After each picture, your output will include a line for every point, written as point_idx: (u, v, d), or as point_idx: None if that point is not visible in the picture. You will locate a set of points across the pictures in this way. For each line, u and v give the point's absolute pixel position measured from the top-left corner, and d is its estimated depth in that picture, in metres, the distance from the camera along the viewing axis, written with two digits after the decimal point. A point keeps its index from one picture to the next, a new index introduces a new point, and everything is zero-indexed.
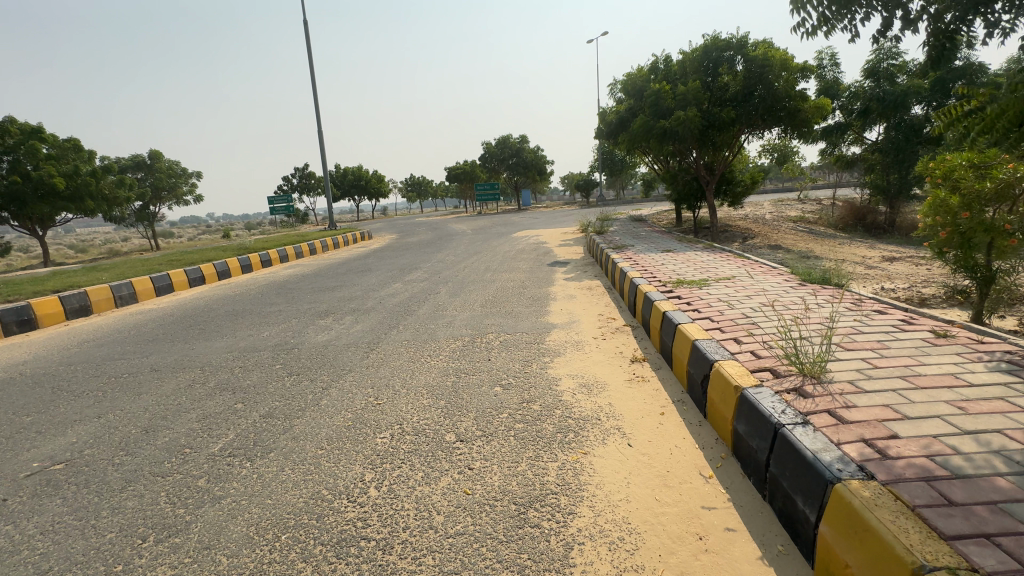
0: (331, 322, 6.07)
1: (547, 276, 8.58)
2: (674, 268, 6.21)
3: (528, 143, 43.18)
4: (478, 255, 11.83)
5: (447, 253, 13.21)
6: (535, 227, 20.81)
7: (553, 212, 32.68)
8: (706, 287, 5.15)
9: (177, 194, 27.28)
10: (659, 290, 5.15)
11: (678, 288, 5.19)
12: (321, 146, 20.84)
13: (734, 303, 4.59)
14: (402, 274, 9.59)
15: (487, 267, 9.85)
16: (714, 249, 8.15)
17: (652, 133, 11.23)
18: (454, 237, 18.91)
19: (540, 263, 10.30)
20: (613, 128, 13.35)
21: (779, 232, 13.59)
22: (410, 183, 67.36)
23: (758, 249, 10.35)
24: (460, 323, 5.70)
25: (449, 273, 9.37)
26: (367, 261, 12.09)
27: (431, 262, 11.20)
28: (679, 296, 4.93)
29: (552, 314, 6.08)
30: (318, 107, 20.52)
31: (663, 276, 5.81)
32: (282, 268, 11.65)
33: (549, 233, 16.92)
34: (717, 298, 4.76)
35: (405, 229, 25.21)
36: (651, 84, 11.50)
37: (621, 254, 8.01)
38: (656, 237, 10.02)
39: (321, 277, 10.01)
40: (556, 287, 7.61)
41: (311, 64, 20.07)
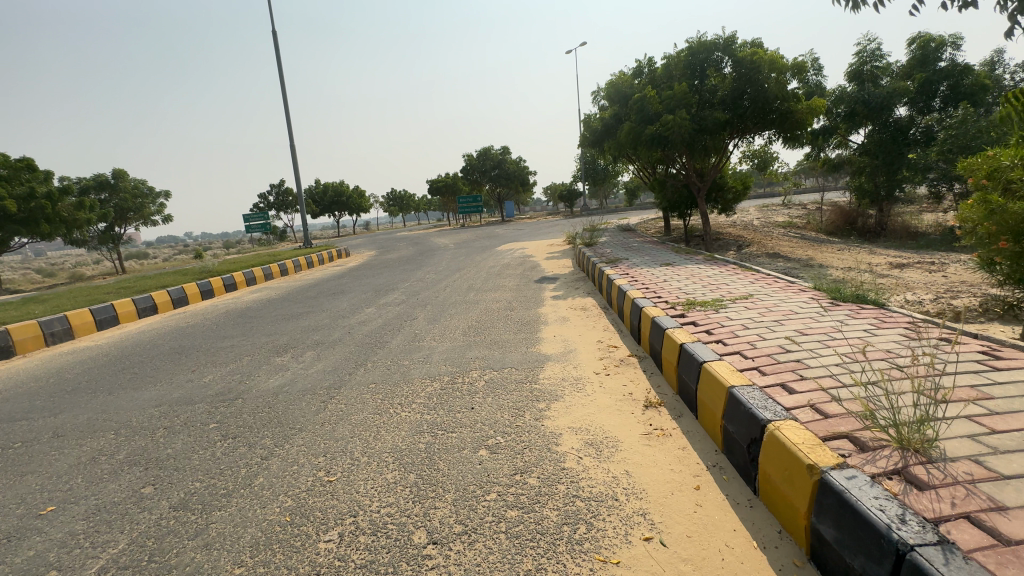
0: (288, 361, 5.21)
1: (536, 295, 7.85)
2: (680, 285, 5.52)
3: (509, 154, 42.73)
4: (461, 272, 11.05)
5: (427, 270, 12.41)
6: (520, 240, 20.14)
7: (538, 223, 32.09)
8: (722, 308, 4.46)
9: (143, 214, 25.95)
10: (668, 314, 4.44)
11: (690, 311, 4.49)
12: (294, 160, 19.90)
13: (760, 329, 3.90)
14: (377, 297, 8.79)
15: (470, 286, 9.10)
16: (716, 261, 7.52)
17: (640, 141, 10.56)
18: (436, 252, 18.11)
19: (526, 279, 9.59)
20: (598, 136, 12.69)
21: (773, 239, 13.13)
22: (392, 197, 66.44)
23: (757, 257, 9.80)
24: (438, 358, 4.91)
25: (429, 294, 8.61)
26: (341, 282, 11.22)
27: (410, 281, 10.39)
28: (694, 321, 4.22)
29: (544, 342, 5.32)
30: (289, 120, 19.62)
31: (669, 296, 5.10)
32: (247, 293, 10.70)
33: (535, 246, 16.23)
34: (739, 323, 4.07)
35: (385, 245, 24.28)
36: (636, 89, 10.83)
37: (615, 269, 7.31)
38: (651, 249, 9.35)
39: (287, 303, 9.09)
40: (546, 308, 6.87)
41: (281, 76, 19.22)
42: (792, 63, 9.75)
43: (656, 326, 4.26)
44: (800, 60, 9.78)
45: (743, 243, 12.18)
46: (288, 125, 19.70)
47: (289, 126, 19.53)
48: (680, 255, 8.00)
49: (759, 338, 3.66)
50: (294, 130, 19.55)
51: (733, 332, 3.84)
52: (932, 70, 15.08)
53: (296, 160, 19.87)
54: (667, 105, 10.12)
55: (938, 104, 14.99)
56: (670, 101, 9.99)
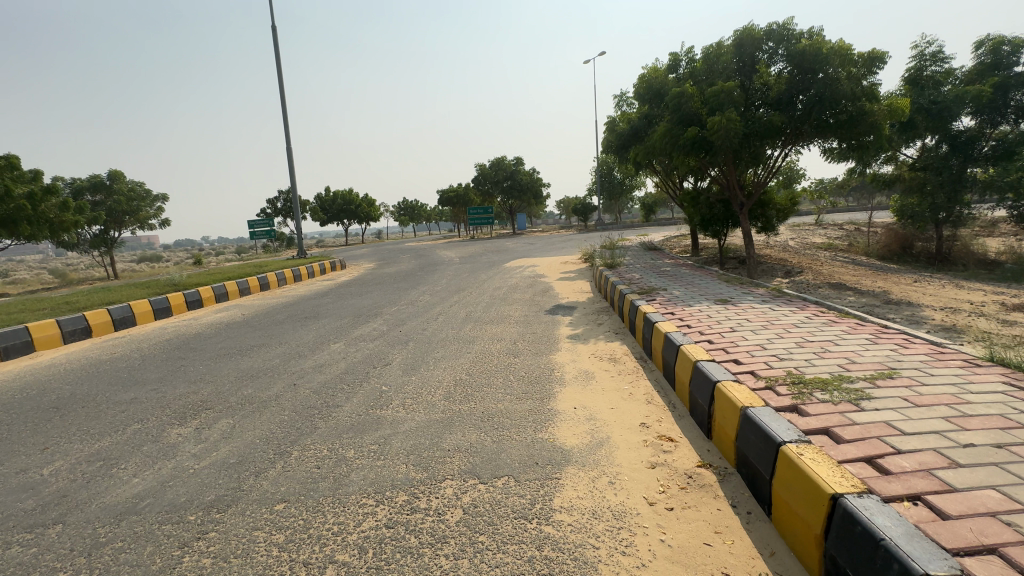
0: (185, 437, 3.57)
1: (548, 334, 6.15)
2: (762, 342, 3.78)
3: (523, 165, 41.38)
4: (460, 295, 9.42)
5: (423, 289, 10.80)
6: (531, 255, 18.49)
7: (551, 236, 30.51)
8: (865, 401, 2.71)
9: (139, 218, 24.99)
10: (769, 405, 2.73)
11: (810, 403, 2.74)
12: (290, 164, 18.53)
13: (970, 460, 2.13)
14: (354, 326, 7.16)
15: (467, 316, 7.45)
16: (785, 296, 5.77)
17: (677, 147, 8.80)
18: (439, 267, 16.57)
19: (537, 308, 7.92)
20: (625, 141, 10.96)
21: (824, 264, 11.33)
22: (404, 207, 65.45)
23: (820, 289, 8.05)
24: (398, 448, 3.22)
25: (417, 325, 6.99)
26: (322, 302, 9.66)
27: (398, 305, 8.78)
28: (829, 428, 2.48)
29: (559, 419, 3.61)
30: (287, 121, 18.27)
31: (755, 364, 3.35)
32: (210, 312, 9.18)
33: (547, 264, 14.58)
34: (916, 440, 2.31)
35: (386, 256, 22.76)
36: (672, 84, 9.08)
37: (652, 303, 5.60)
38: (690, 276, 7.58)
39: (246, 329, 7.50)
40: (562, 356, 5.16)
41: (279, 74, 17.93)
42: (867, 53, 7.91)
43: (756, 429, 2.54)
44: (878, 49, 7.83)
45: (792, 269, 10.41)
46: (285, 126, 18.36)
47: (286, 127, 18.19)
48: (733, 288, 6.26)
49: (995, 491, 1.90)
50: (290, 132, 18.19)
51: (920, 465, 2.08)
52: (1004, 77, 13.31)
53: (292, 164, 18.52)
54: (710, 105, 8.35)
55: (1010, 117, 13.29)
56: (715, 98, 8.21)
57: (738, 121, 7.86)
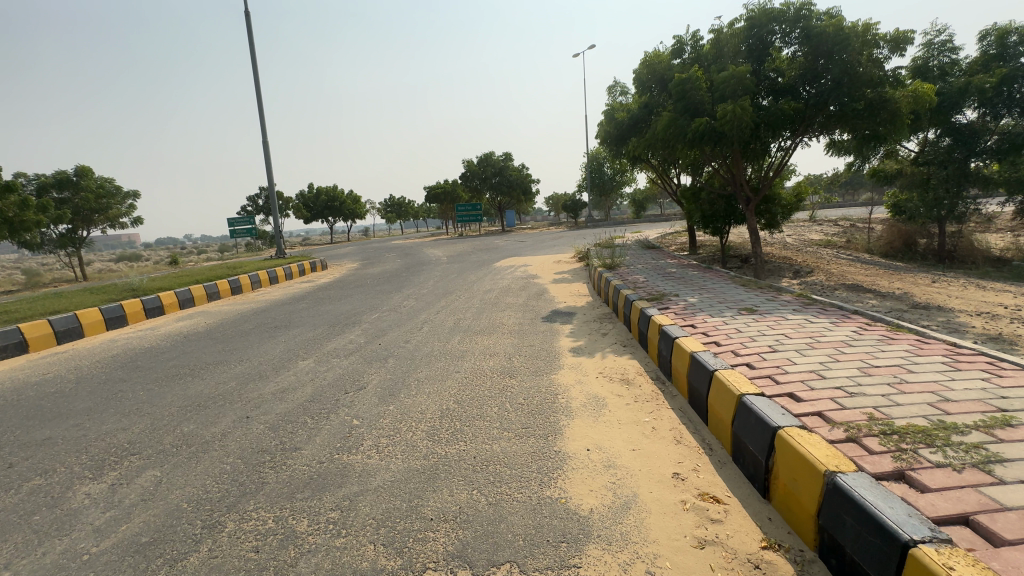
0: (91, 500, 2.78)
1: (546, 348, 5.44)
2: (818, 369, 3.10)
3: (513, 161, 40.58)
4: (449, 299, 8.67)
5: (409, 292, 10.03)
6: (522, 254, 17.73)
7: (542, 234, 29.83)
8: (992, 465, 2.03)
9: (110, 215, 23.77)
10: (865, 472, 2.04)
11: (917, 469, 2.06)
12: (267, 158, 17.51)
13: None
14: (327, 338, 6.37)
15: (455, 325, 6.71)
16: (815, 303, 5.13)
17: (683, 138, 8.10)
18: (426, 267, 15.78)
19: (532, 315, 7.21)
20: (624, 132, 10.23)
21: (831, 263, 10.80)
22: (392, 204, 64.18)
23: (837, 291, 7.47)
24: (364, 516, 2.49)
25: (399, 336, 6.23)
26: (296, 308, 8.84)
27: (380, 311, 8.01)
28: (963, 512, 1.79)
29: (570, 467, 2.90)
30: (263, 113, 17.22)
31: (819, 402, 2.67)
32: (171, 321, 8.32)
33: (540, 263, 13.88)
34: None
35: (371, 256, 21.84)
36: (677, 70, 8.40)
37: (667, 313, 4.92)
38: (701, 279, 6.92)
39: (206, 343, 6.64)
40: (565, 376, 4.47)
41: (254, 63, 16.88)
42: (890, 35, 7.30)
43: (859, 513, 1.84)
44: (903, 30, 7.22)
45: (801, 268, 9.82)
46: (261, 118, 17.32)
47: (262, 119, 17.15)
48: (754, 294, 5.61)
49: None
50: (266, 124, 17.15)
51: None
52: (1013, 66, 12.83)
53: (269, 158, 17.50)
54: (718, 92, 7.69)
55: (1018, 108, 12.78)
56: (726, 84, 7.53)
57: (751, 109, 7.19)
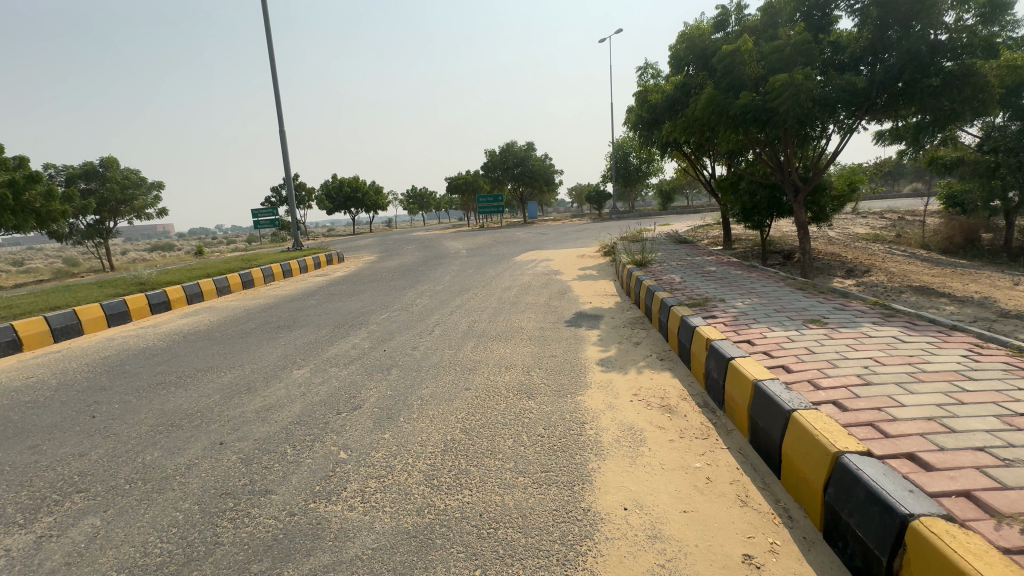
0: (7, 560, 2.25)
1: (569, 360, 4.75)
2: (939, 413, 2.33)
3: (535, 151, 39.65)
4: (463, 298, 8.06)
5: (423, 289, 9.46)
6: (544, 247, 17.01)
7: (564, 226, 29.03)
8: None
9: (135, 207, 24.05)
10: None
11: None
12: (284, 148, 17.15)
13: None
14: (330, 342, 5.82)
15: (469, 329, 6.07)
16: (894, 311, 4.28)
17: (728, 119, 7.21)
18: (444, 260, 15.23)
19: (555, 318, 6.51)
20: (658, 115, 9.34)
21: (886, 260, 9.76)
22: (413, 195, 64.05)
23: (904, 294, 6.54)
24: None
25: (406, 341, 5.65)
26: (304, 306, 8.38)
27: (390, 310, 7.46)
28: None
29: (602, 535, 2.23)
30: (279, 101, 16.83)
31: (959, 469, 1.92)
32: (175, 318, 7.96)
33: (563, 258, 13.14)
34: None
35: (389, 248, 21.41)
36: (721, 43, 7.51)
37: (714, 323, 4.17)
38: (746, 280, 6.11)
39: (205, 345, 6.17)
40: (593, 398, 3.78)
41: (271, 50, 16.47)
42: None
43: None
44: None
45: (855, 267, 8.81)
46: (278, 107, 16.92)
47: (278, 109, 16.78)
48: (815, 299, 4.79)
49: None
50: (283, 113, 16.75)
51: None
52: None
53: (286, 148, 17.15)
54: (769, 65, 6.79)
55: None
56: (780, 56, 6.62)
57: (808, 82, 6.28)
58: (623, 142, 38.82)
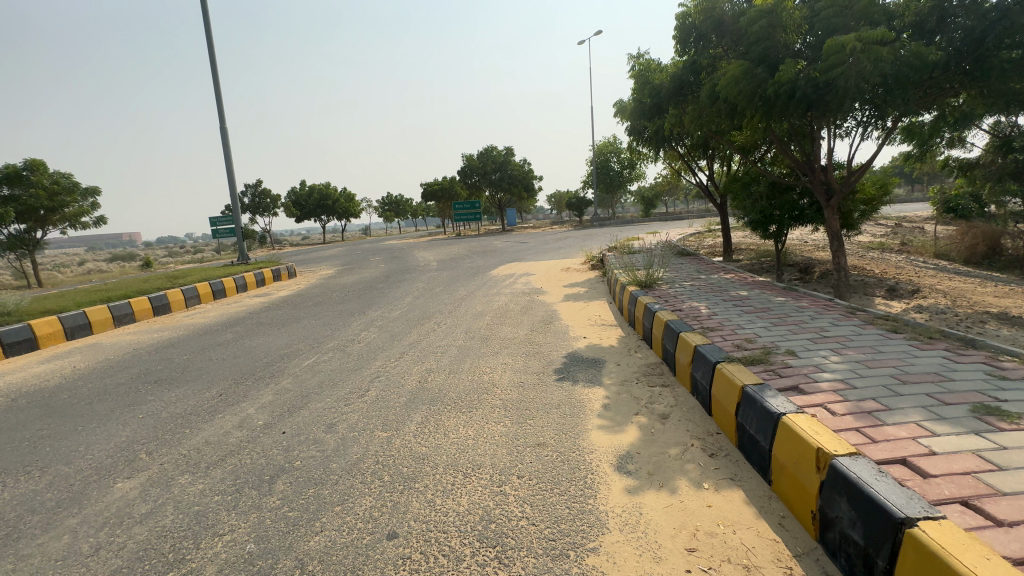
0: None
1: (564, 456, 3.01)
2: None
3: (513, 156, 38.04)
4: (422, 331, 6.27)
5: (375, 315, 7.62)
6: (524, 258, 15.29)
7: (544, 234, 27.46)
8: None
9: (69, 214, 21.50)
10: None
11: None
12: (226, 146, 14.93)
13: None
14: (210, 415, 3.94)
15: (418, 389, 4.25)
16: None
17: (762, 97, 5.82)
18: (411, 275, 13.37)
19: (539, 366, 4.76)
20: (662, 102, 7.86)
21: (922, 275, 8.36)
22: (388, 202, 61.80)
23: (991, 326, 5.00)
24: None
25: (322, 414, 3.82)
26: (214, 343, 6.44)
27: (321, 352, 5.60)
28: None
29: None
30: (219, 93, 14.59)
31: None
32: (31, 364, 5.93)
33: (546, 272, 11.46)
34: None
35: (354, 259, 19.38)
36: (750, 6, 6.16)
37: (810, 408, 2.50)
38: (798, 311, 4.48)
39: (28, 416, 4.20)
40: (618, 565, 2.06)
41: (207, 34, 14.21)
42: None
43: None
44: None
45: (896, 284, 7.37)
46: (217, 100, 14.67)
47: (220, 102, 14.67)
48: (932, 350, 3.17)
49: None
50: (224, 107, 14.62)
51: None
52: None
53: (228, 147, 14.95)
54: (819, 29, 5.51)
55: None
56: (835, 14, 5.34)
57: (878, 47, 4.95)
58: (604, 146, 37.53)
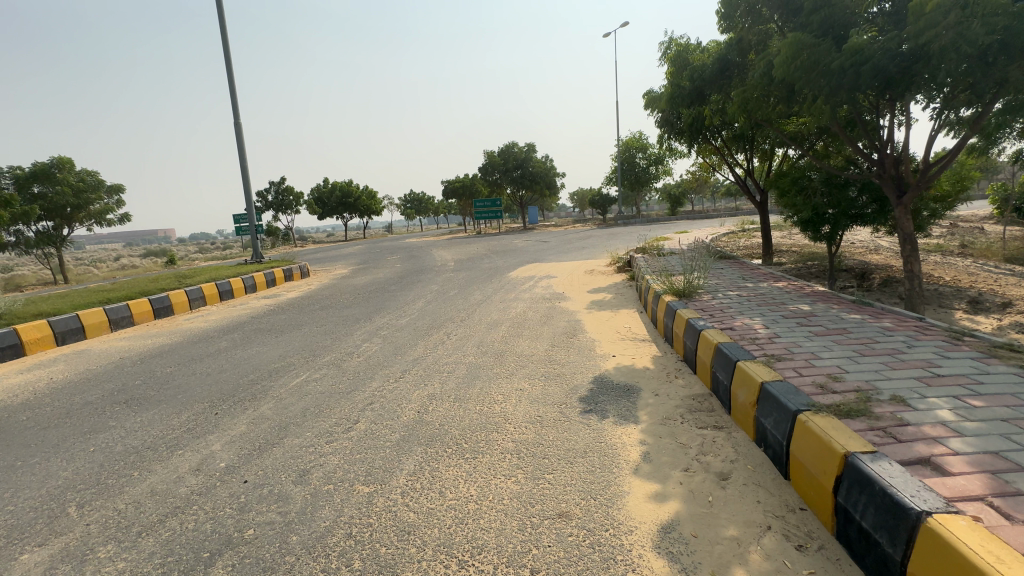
0: None
1: (593, 537, 2.25)
2: None
3: (536, 152, 37.17)
4: (430, 345, 5.59)
5: (383, 323, 6.99)
6: (545, 258, 14.51)
7: (567, 232, 26.60)
8: None
9: (94, 212, 21.73)
10: None
11: None
12: (240, 142, 14.57)
13: None
14: (166, 452, 3.30)
15: (415, 423, 3.54)
16: None
17: (829, 75, 4.84)
18: (426, 276, 12.75)
19: (560, 394, 3.99)
20: (703, 86, 7.00)
21: (1005, 284, 7.26)
22: (410, 200, 61.73)
23: None
24: None
25: (296, 455, 3.15)
26: (203, 354, 5.88)
27: (314, 369, 4.95)
28: None
29: None
30: (233, 87, 14.16)
31: None
32: (10, 374, 5.50)
33: (569, 275, 10.67)
34: None
35: (371, 258, 18.92)
36: None
37: (968, 504, 1.68)
38: (885, 335, 3.60)
39: None
40: None
41: (221, 26, 13.78)
42: None
43: None
44: None
45: (978, 297, 6.34)
46: (231, 94, 14.27)
47: (234, 97, 14.31)
48: None
49: None
50: (238, 102, 14.25)
51: None
52: None
53: (243, 142, 14.59)
54: None
55: None
56: None
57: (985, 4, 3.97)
58: (630, 141, 36.41)
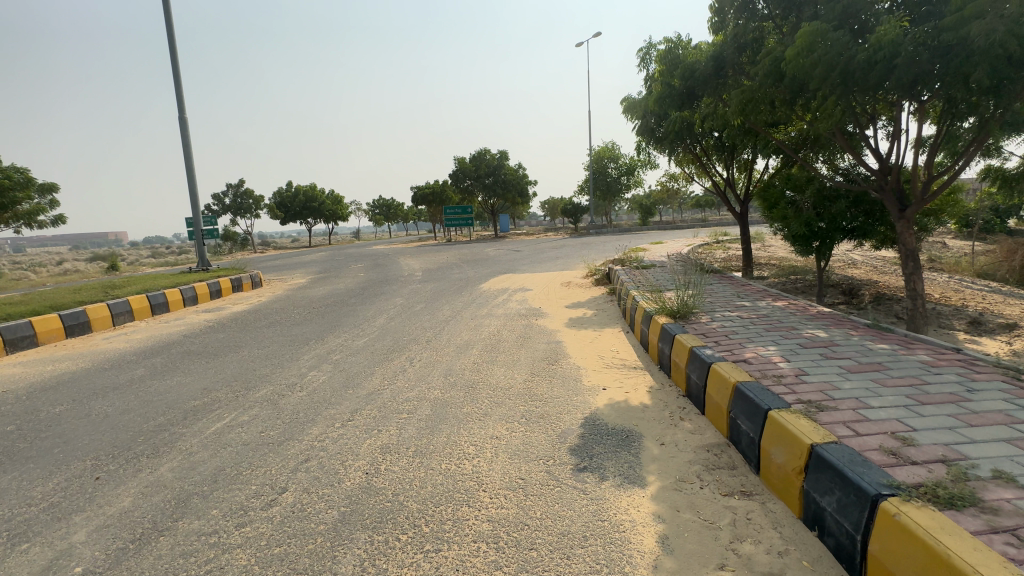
0: None
1: None
2: None
3: (507, 160, 36.67)
4: (387, 374, 4.74)
5: (335, 344, 6.08)
6: (518, 269, 13.80)
7: (539, 242, 26.08)
8: None
9: (23, 212, 19.77)
10: None
11: None
12: (186, 139, 13.29)
13: None
14: (2, 547, 2.36)
15: (361, 493, 2.72)
16: None
17: (846, 71, 4.41)
18: (391, 287, 11.82)
19: (545, 443, 3.24)
20: (695, 86, 6.51)
21: (995, 302, 7.02)
22: (378, 206, 60.15)
23: None
24: None
25: (190, 550, 2.29)
26: (109, 385, 4.84)
27: (241, 408, 4.02)
28: None
29: None
30: (177, 78, 12.92)
31: None
32: None
33: (545, 288, 9.99)
34: None
35: (332, 267, 17.76)
36: None
37: None
38: (931, 373, 3.03)
39: None
40: None
41: (165, 13, 12.58)
42: None
43: None
44: None
45: (977, 317, 6.01)
46: (176, 86, 13.01)
47: (180, 89, 13.06)
48: None
49: None
50: (183, 94, 13.00)
51: None
52: None
53: (189, 138, 13.31)
54: None
55: None
56: None
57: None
58: (603, 150, 36.48)
